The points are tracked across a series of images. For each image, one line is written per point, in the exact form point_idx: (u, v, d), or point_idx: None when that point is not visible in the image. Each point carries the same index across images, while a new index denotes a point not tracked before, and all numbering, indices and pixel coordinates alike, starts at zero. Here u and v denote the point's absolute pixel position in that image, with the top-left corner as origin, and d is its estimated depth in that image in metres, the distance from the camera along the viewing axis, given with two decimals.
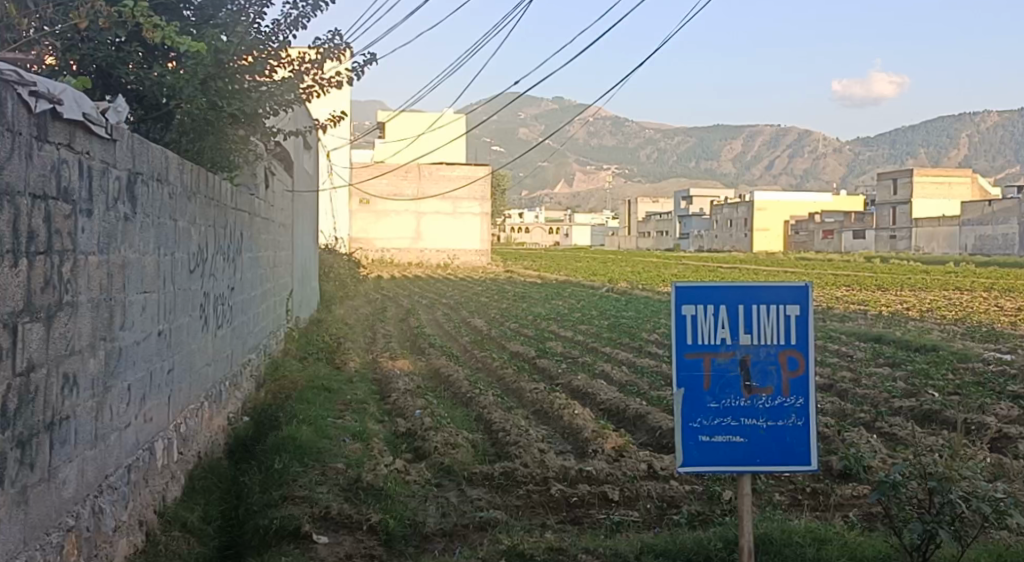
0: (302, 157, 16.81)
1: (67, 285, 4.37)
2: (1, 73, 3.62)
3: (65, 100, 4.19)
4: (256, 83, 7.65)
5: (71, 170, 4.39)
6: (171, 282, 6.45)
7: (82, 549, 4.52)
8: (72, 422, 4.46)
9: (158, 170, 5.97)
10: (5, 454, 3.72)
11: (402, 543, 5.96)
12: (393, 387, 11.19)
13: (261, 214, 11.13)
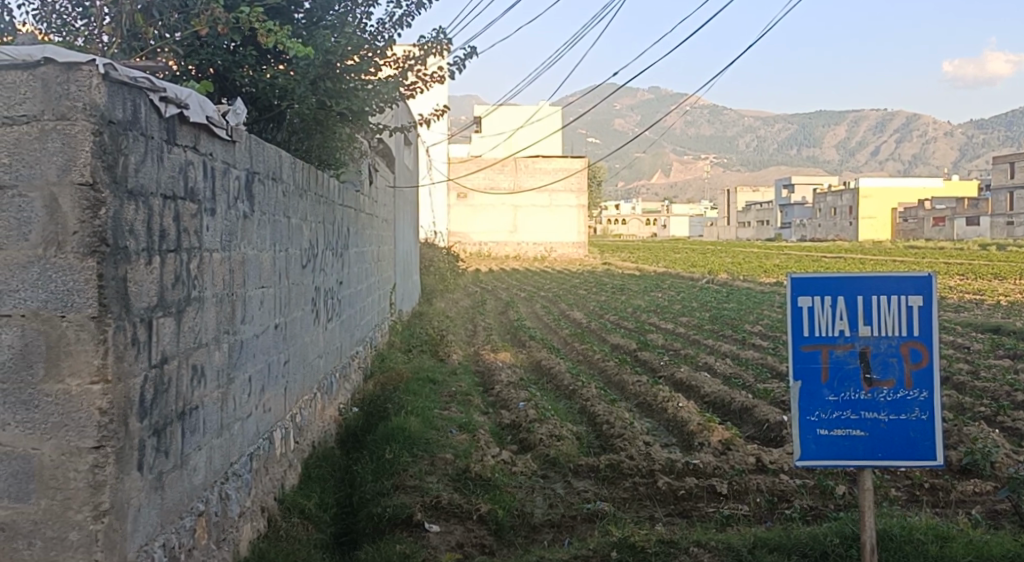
0: (403, 154, 17.03)
1: (194, 281, 4.56)
2: (136, 81, 3.81)
3: (191, 104, 4.39)
4: (365, 82, 7.81)
5: (196, 170, 4.57)
6: (287, 278, 6.67)
7: (211, 533, 4.74)
8: (201, 412, 4.66)
9: (273, 169, 6.16)
10: (144, 442, 3.91)
11: (511, 533, 6.05)
12: (495, 379, 11.33)
13: (366, 210, 11.37)
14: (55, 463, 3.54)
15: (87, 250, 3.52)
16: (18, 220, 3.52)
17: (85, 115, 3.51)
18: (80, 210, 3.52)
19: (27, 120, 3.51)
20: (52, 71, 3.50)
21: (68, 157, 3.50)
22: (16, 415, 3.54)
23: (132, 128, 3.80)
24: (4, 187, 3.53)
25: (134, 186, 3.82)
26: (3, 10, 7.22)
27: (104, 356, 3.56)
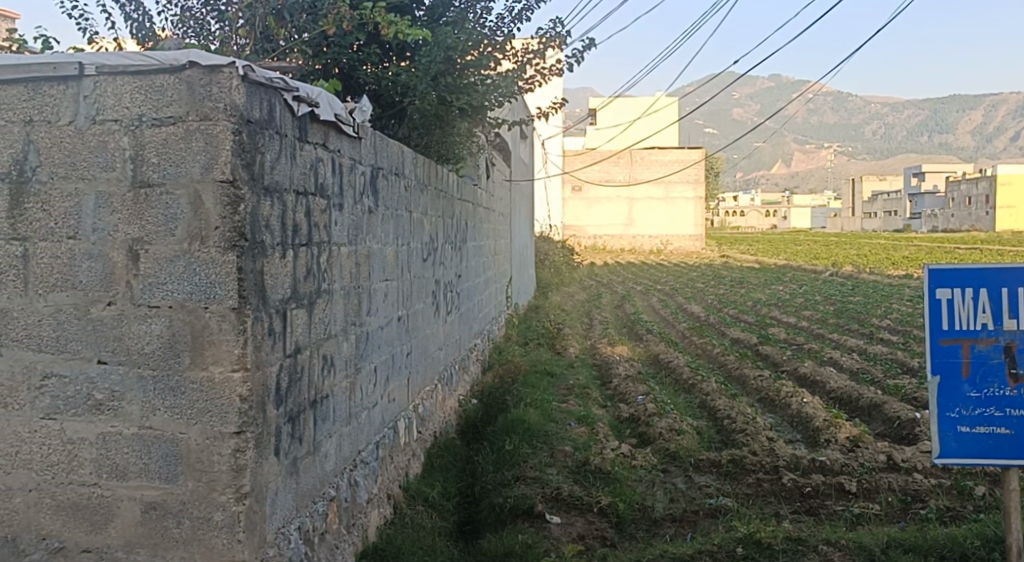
0: (519, 148, 17.13)
1: (324, 274, 4.70)
2: (271, 81, 3.95)
3: (321, 103, 4.53)
4: (485, 76, 7.89)
5: (326, 167, 4.72)
6: (409, 271, 6.81)
7: (342, 518, 4.89)
8: (331, 400, 4.82)
9: (396, 165, 6.30)
10: (280, 429, 4.06)
11: (633, 527, 6.03)
12: (613, 372, 11.30)
13: (483, 204, 11.50)
14: (200, 447, 3.72)
15: (228, 244, 3.68)
16: (166, 216, 3.71)
17: (226, 115, 3.66)
18: (221, 207, 3.67)
19: (173, 120, 3.69)
20: (196, 73, 3.66)
21: (211, 156, 3.67)
22: (165, 401, 3.74)
23: (268, 127, 3.95)
24: (152, 185, 3.72)
25: (270, 182, 3.97)
26: (144, 17, 7.61)
27: (243, 346, 3.71)
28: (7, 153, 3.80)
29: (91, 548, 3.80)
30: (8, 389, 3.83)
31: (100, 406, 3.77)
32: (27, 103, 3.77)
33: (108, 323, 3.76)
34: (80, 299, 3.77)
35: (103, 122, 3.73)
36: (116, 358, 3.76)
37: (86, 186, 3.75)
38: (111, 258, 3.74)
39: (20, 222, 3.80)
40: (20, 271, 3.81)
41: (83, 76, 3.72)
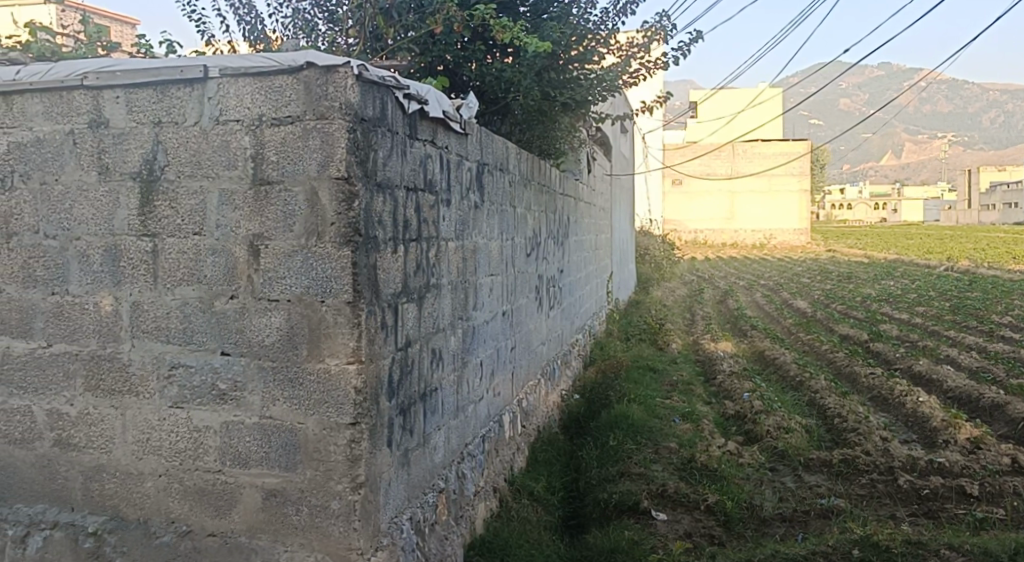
0: (620, 142, 17.03)
1: (433, 269, 4.77)
2: (384, 79, 4.03)
3: (430, 100, 4.59)
4: (589, 70, 7.86)
5: (435, 163, 4.78)
6: (513, 266, 6.86)
7: (450, 509, 4.96)
8: (440, 394, 4.89)
9: (500, 160, 6.34)
10: (392, 421, 4.14)
11: (741, 526, 5.95)
12: (717, 369, 11.15)
13: (584, 198, 11.48)
14: (317, 437, 3.82)
15: (343, 239, 3.77)
16: (284, 212, 3.82)
17: (341, 113, 3.75)
18: (337, 203, 3.76)
19: (291, 120, 3.80)
20: (313, 74, 3.76)
21: (327, 153, 3.76)
22: (284, 392, 3.85)
23: (381, 124, 4.03)
24: (272, 182, 3.83)
25: (382, 179, 4.04)
26: (256, 20, 7.84)
27: (358, 339, 3.80)
28: (138, 154, 3.97)
29: (217, 532, 3.95)
30: (139, 378, 4.01)
31: (224, 395, 3.91)
32: (156, 105, 3.93)
33: (231, 316, 3.89)
34: (205, 292, 3.92)
35: (226, 123, 3.87)
36: (238, 350, 3.89)
37: (210, 184, 3.89)
38: (234, 253, 3.88)
39: (150, 219, 3.97)
40: (150, 265, 3.98)
41: (207, 78, 3.86)
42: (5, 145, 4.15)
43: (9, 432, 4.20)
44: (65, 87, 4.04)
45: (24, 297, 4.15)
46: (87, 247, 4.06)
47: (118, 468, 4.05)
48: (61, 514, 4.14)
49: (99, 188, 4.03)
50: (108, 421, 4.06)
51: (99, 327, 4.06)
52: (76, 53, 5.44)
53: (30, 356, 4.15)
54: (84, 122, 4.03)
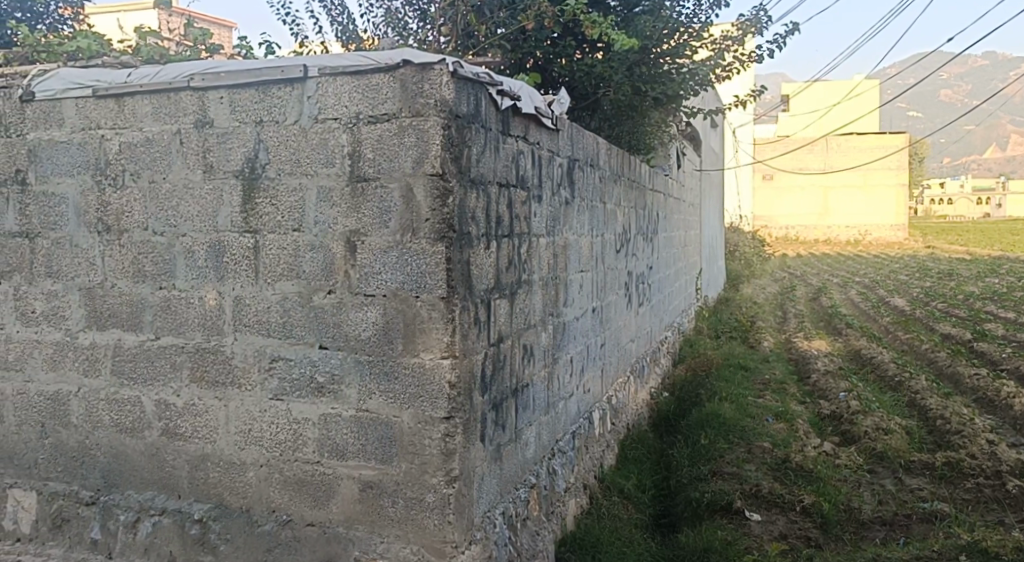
0: (710, 137, 16.77)
1: (525, 265, 4.78)
2: (478, 76, 4.05)
3: (522, 96, 4.60)
4: (682, 64, 7.78)
5: (527, 159, 4.79)
6: (603, 262, 6.84)
7: (542, 505, 4.97)
8: (531, 390, 4.90)
9: (591, 156, 6.32)
10: (485, 416, 4.17)
11: (839, 528, 5.81)
12: (812, 367, 10.91)
13: (674, 195, 11.35)
14: (412, 430, 3.87)
15: (438, 235, 3.81)
16: (380, 209, 3.87)
17: (436, 110, 3.79)
18: (431, 199, 3.80)
19: (388, 117, 3.85)
20: (409, 71, 3.81)
21: (422, 150, 3.81)
22: (380, 386, 3.91)
23: (475, 121, 4.05)
24: (368, 179, 3.89)
25: (476, 175, 4.07)
26: (348, 21, 7.98)
27: (452, 334, 3.83)
28: (241, 152, 4.08)
29: (316, 522, 4.03)
30: (242, 370, 4.12)
31: (322, 388, 3.99)
32: (258, 105, 4.03)
33: (329, 311, 3.97)
34: (304, 287, 4.00)
35: (324, 121, 3.94)
36: (336, 343, 3.97)
37: (308, 182, 3.97)
38: (332, 249, 3.95)
39: (252, 215, 4.07)
40: (252, 261, 4.08)
41: (307, 78, 3.95)
42: (115, 145, 4.30)
43: (120, 421, 4.35)
44: (172, 89, 4.17)
45: (134, 292, 4.30)
46: (193, 244, 4.19)
47: (222, 457, 4.17)
48: (168, 500, 4.28)
49: (204, 186, 4.15)
50: (212, 411, 4.18)
51: (204, 320, 4.18)
52: (180, 56, 5.60)
53: (140, 349, 4.30)
54: (190, 122, 4.16)
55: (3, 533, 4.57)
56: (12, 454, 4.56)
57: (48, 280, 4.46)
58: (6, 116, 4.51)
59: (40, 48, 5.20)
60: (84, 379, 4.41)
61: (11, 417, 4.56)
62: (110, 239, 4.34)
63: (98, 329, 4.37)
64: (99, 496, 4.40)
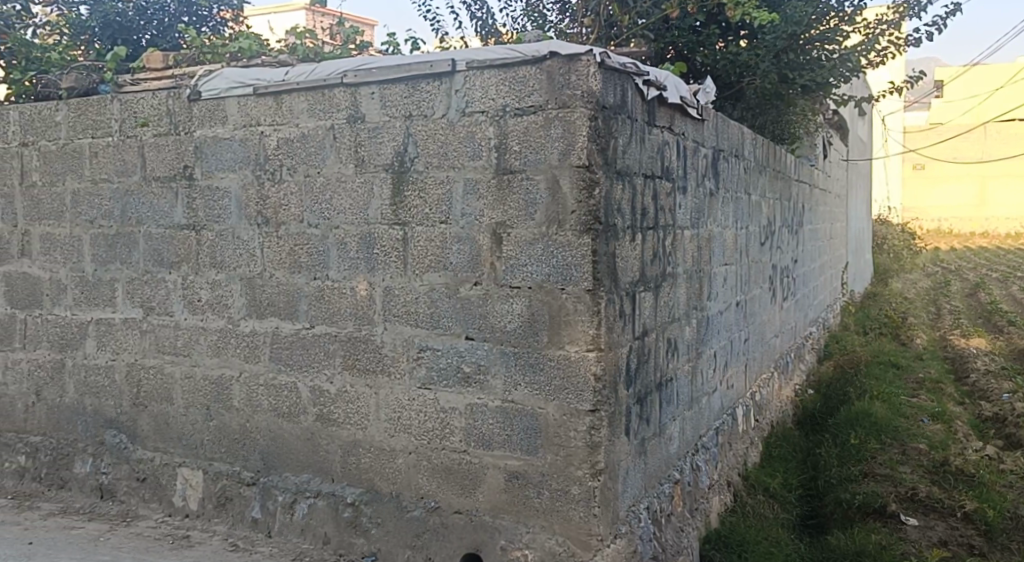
0: (858, 126, 16.13)
1: (670, 257, 4.72)
2: (624, 66, 4.00)
3: (668, 86, 4.53)
4: (831, 51, 7.51)
5: (672, 150, 4.71)
6: (748, 255, 6.68)
7: (686, 501, 4.90)
8: (675, 384, 4.83)
9: (736, 147, 6.18)
10: (630, 409, 4.14)
11: (1004, 537, 5.54)
12: (971, 367, 10.38)
13: (820, 186, 10.98)
14: (558, 422, 3.88)
15: (584, 227, 3.80)
16: (527, 201, 3.89)
17: (584, 102, 3.78)
18: (577, 191, 3.80)
19: (535, 109, 3.86)
20: (556, 63, 3.81)
21: (569, 142, 3.80)
22: (526, 377, 3.93)
23: (622, 112, 4.01)
24: (515, 171, 3.91)
25: (622, 166, 4.03)
26: (488, 16, 8.09)
27: (597, 327, 3.82)
28: (391, 146, 4.17)
29: (463, 510, 4.08)
30: (391, 359, 4.22)
31: (468, 378, 4.04)
32: (407, 100, 4.11)
33: (475, 302, 4.02)
34: (451, 279, 4.06)
35: (471, 114, 3.98)
36: (482, 334, 4.01)
37: (456, 174, 4.02)
38: (478, 241, 3.99)
39: (402, 208, 4.16)
40: (401, 253, 4.17)
41: (455, 72, 3.99)
42: (273, 141, 4.47)
43: (278, 406, 4.53)
44: (326, 86, 4.30)
45: (291, 282, 4.46)
46: (345, 235, 4.31)
47: (373, 444, 4.28)
48: (323, 483, 4.42)
49: (356, 180, 4.26)
50: (363, 399, 4.30)
51: (356, 310, 4.30)
52: (331, 53, 5.75)
53: (296, 337, 4.46)
54: (343, 117, 4.27)
55: (172, 509, 4.81)
56: (180, 434, 4.81)
57: (213, 270, 4.68)
58: (175, 115, 4.75)
59: (206, 49, 5.47)
60: (245, 364, 4.61)
61: (179, 399, 4.80)
62: (268, 231, 4.51)
63: (258, 317, 4.56)
64: (259, 477, 4.59)
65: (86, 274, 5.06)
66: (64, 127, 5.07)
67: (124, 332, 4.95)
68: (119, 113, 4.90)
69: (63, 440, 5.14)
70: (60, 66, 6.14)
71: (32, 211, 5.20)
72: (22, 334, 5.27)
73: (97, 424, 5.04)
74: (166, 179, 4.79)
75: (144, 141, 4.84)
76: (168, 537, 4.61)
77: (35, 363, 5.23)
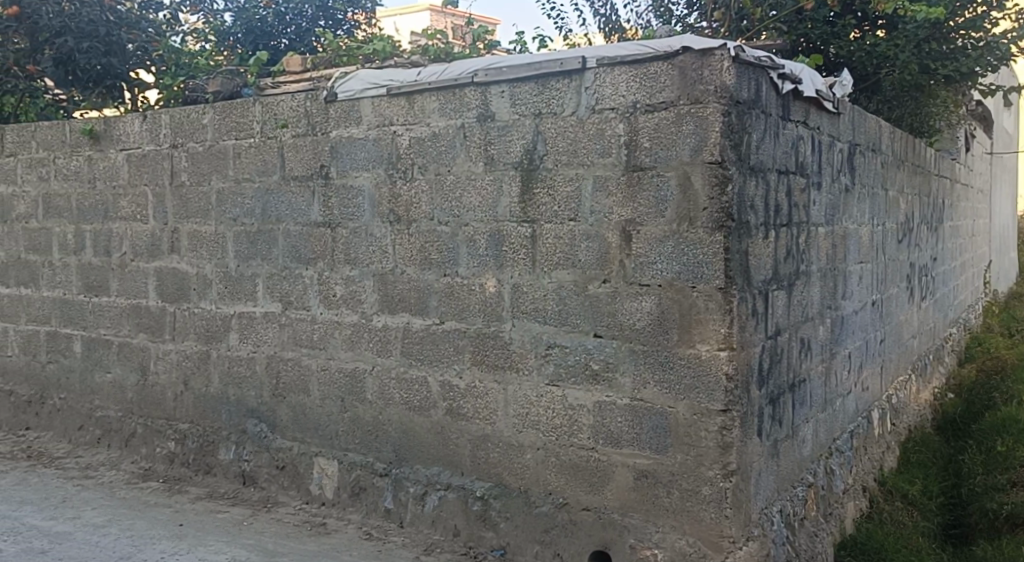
0: (1003, 118, 15.38)
1: (803, 255, 4.61)
2: (758, 59, 3.92)
3: (803, 79, 4.42)
4: (978, 39, 7.10)
5: (806, 145, 4.59)
6: (885, 254, 6.45)
7: (820, 506, 4.77)
8: (808, 385, 4.71)
9: (873, 141, 5.98)
10: (762, 410, 4.06)
11: None
12: None
13: (962, 181, 10.51)
14: (689, 421, 3.84)
15: (716, 225, 3.75)
16: (657, 198, 3.86)
17: (716, 97, 3.73)
18: (710, 188, 3.75)
19: (666, 106, 3.83)
20: (689, 58, 3.77)
21: (701, 138, 3.75)
22: (655, 375, 3.91)
23: (756, 107, 3.94)
24: (645, 169, 3.89)
25: (755, 162, 3.96)
26: (612, 13, 8.07)
27: (730, 326, 3.76)
28: (520, 145, 4.20)
29: (591, 507, 4.09)
30: (520, 355, 4.26)
31: (597, 376, 4.04)
32: (537, 99, 4.14)
33: (604, 300, 4.01)
34: (579, 276, 4.07)
35: (601, 111, 3.98)
36: (611, 332, 4.00)
37: (585, 171, 4.03)
38: (608, 238, 3.99)
39: (531, 205, 4.19)
40: (530, 250, 4.20)
41: (586, 69, 4.00)
42: (406, 141, 4.56)
43: (409, 399, 4.63)
44: (457, 86, 4.37)
45: (421, 279, 4.55)
46: (475, 233, 4.37)
47: (502, 439, 4.33)
48: (453, 477, 4.50)
49: (486, 177, 4.31)
50: (492, 394, 4.35)
51: (485, 307, 4.35)
52: (459, 53, 5.85)
53: (427, 332, 4.55)
54: (473, 116, 4.33)
55: (310, 497, 4.98)
56: (317, 425, 4.96)
57: (347, 266, 4.81)
58: (313, 116, 4.90)
59: (343, 52, 5.63)
60: (377, 358, 4.73)
61: (315, 391, 4.96)
62: (400, 228, 4.62)
63: (390, 312, 4.67)
64: (392, 469, 4.70)
65: (229, 270, 5.28)
66: (210, 129, 5.30)
67: (264, 325, 5.15)
68: (261, 115, 5.09)
69: (209, 428, 5.38)
70: (207, 71, 6.47)
71: (181, 210, 5.47)
72: (171, 326, 5.54)
73: (240, 413, 5.26)
74: (304, 179, 4.96)
75: (284, 142, 5.01)
76: (306, 524, 4.77)
77: (183, 354, 5.49)
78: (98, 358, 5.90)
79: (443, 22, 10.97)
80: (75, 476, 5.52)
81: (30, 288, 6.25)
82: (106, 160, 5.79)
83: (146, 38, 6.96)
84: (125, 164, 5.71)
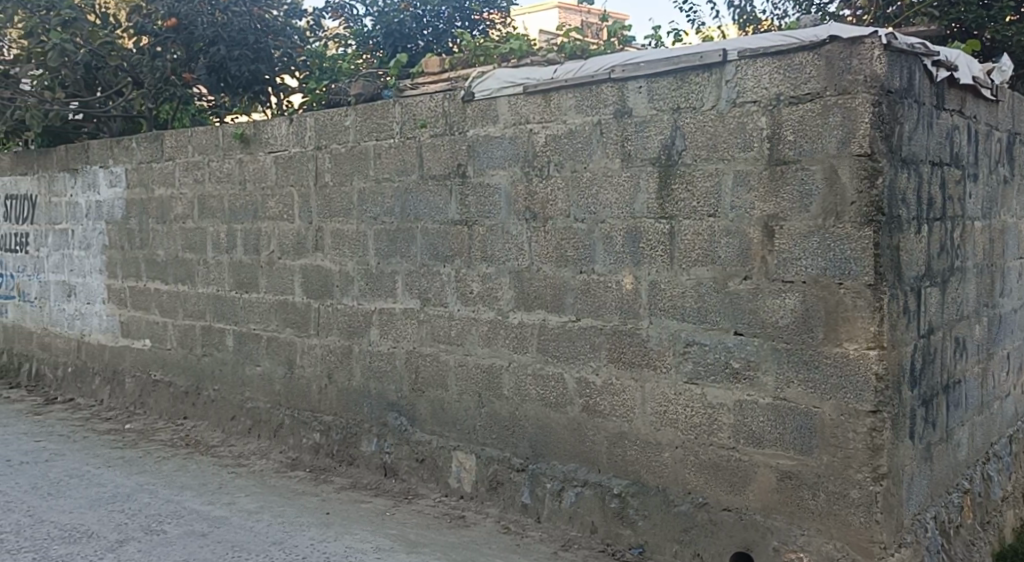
0: None
1: (958, 250, 4.40)
2: (911, 46, 3.77)
3: (959, 66, 4.22)
4: None
5: (962, 135, 4.38)
6: None
7: (976, 513, 4.55)
8: (964, 386, 4.50)
9: None
10: (915, 412, 3.90)
11: None
12: None
13: None
14: (836, 422, 3.73)
15: (865, 219, 3.62)
16: (801, 192, 3.76)
17: (866, 87, 3.60)
18: (858, 180, 3.63)
19: (812, 97, 3.72)
20: (837, 47, 3.66)
21: (849, 129, 3.64)
22: (799, 374, 3.81)
23: (909, 96, 3.79)
24: (789, 162, 3.79)
25: (908, 154, 3.80)
26: (747, 4, 7.92)
27: (880, 324, 3.63)
28: (658, 140, 4.16)
29: (732, 508, 4.02)
30: (658, 353, 4.22)
31: (738, 374, 3.97)
32: (675, 93, 4.09)
33: (745, 297, 3.93)
34: (719, 273, 4.00)
35: (743, 104, 3.90)
36: (753, 330, 3.92)
37: (726, 166, 3.96)
38: (749, 235, 3.91)
39: (669, 201, 4.15)
40: (668, 247, 4.16)
41: (727, 62, 3.93)
42: (543, 138, 4.58)
43: (546, 396, 4.65)
44: (594, 82, 4.36)
45: (559, 276, 4.56)
46: (612, 229, 4.35)
47: (640, 437, 4.30)
48: (590, 473, 4.50)
49: (623, 173, 4.29)
50: (630, 391, 4.33)
51: (622, 303, 4.33)
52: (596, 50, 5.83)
53: (564, 329, 4.56)
54: (610, 113, 4.32)
55: (449, 490, 5.07)
56: (456, 420, 5.04)
57: (484, 263, 4.87)
58: (451, 115, 4.97)
59: (480, 51, 5.72)
60: (514, 354, 4.77)
61: (454, 386, 5.04)
62: (537, 226, 4.64)
63: (527, 309, 4.70)
64: (529, 464, 4.73)
65: (370, 267, 5.43)
66: (352, 131, 5.45)
67: (403, 321, 5.27)
68: (401, 115, 5.20)
69: (352, 421, 5.54)
70: (348, 75, 6.68)
71: (325, 210, 5.64)
72: (316, 321, 5.73)
73: (381, 407, 5.39)
74: (442, 178, 5.04)
75: (422, 141, 5.11)
76: (446, 516, 4.85)
77: (327, 348, 5.67)
78: (248, 352, 6.15)
79: (576, 19, 11.00)
80: (229, 464, 5.78)
81: (187, 285, 6.57)
82: (255, 162, 6.04)
83: (290, 47, 7.35)
84: (273, 166, 5.94)
